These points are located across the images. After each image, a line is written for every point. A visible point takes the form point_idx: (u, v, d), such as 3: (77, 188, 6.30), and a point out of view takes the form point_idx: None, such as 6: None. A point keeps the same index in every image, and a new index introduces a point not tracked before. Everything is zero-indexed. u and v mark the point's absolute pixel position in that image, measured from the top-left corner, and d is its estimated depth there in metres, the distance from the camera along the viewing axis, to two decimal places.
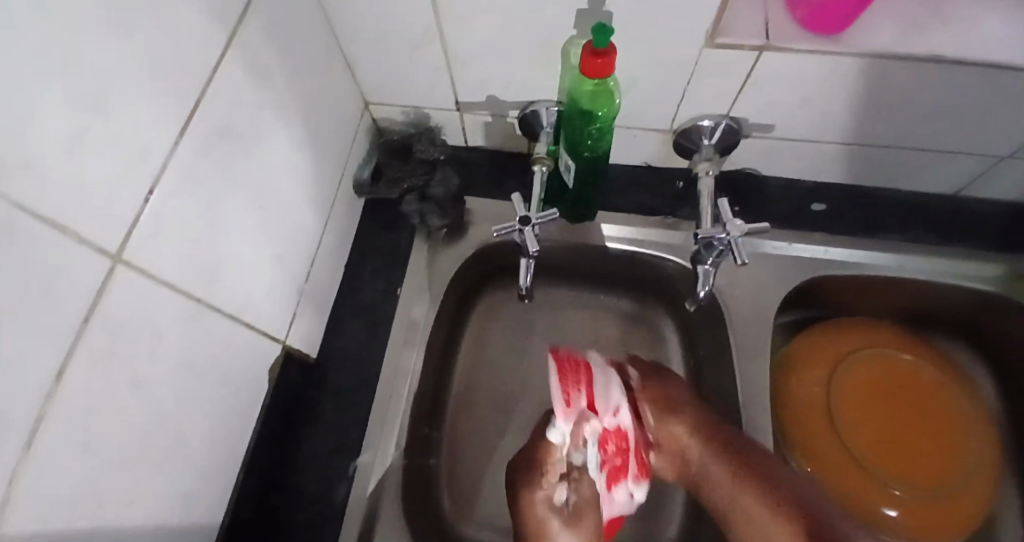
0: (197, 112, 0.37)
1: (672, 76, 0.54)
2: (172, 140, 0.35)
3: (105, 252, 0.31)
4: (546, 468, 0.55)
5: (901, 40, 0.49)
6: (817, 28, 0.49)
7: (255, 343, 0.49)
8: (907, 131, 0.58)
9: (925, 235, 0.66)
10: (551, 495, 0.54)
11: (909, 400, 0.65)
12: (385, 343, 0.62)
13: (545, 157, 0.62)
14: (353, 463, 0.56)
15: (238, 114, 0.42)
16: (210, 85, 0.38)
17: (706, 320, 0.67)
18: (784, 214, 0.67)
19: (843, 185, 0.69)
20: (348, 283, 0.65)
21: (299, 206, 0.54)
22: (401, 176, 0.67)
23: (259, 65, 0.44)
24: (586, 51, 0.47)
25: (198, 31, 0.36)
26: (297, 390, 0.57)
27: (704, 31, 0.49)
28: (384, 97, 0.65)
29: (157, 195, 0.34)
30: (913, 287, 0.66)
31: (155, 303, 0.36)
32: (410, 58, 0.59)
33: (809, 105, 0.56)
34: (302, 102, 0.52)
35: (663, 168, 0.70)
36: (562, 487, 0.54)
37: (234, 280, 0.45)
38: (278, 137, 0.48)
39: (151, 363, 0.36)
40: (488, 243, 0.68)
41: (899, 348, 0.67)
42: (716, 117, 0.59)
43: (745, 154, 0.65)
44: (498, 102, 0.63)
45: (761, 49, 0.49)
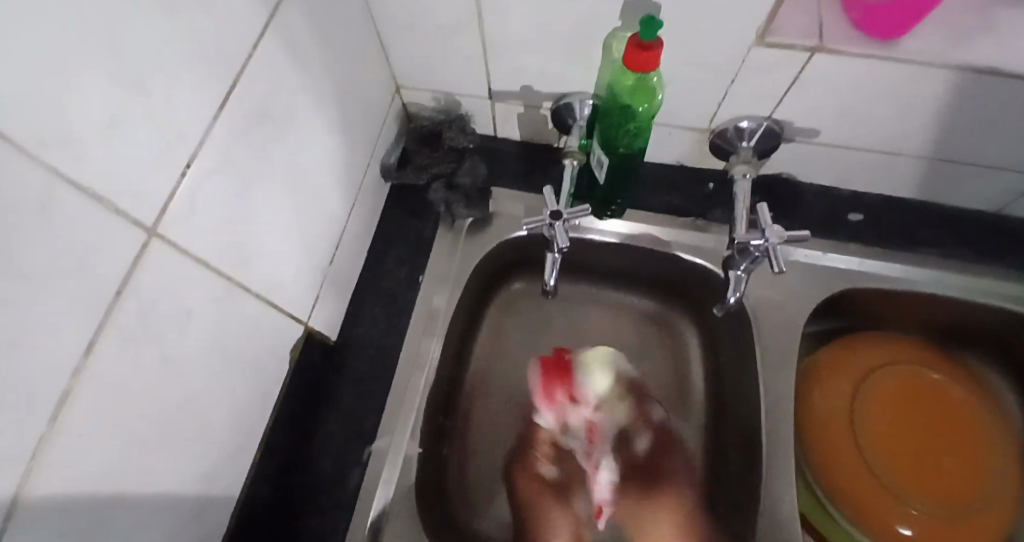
0: (236, 89, 0.37)
1: (715, 74, 0.52)
2: (210, 117, 0.35)
3: (142, 226, 0.31)
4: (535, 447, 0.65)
5: (959, 49, 0.47)
6: (871, 31, 0.47)
7: (278, 325, 0.49)
8: (957, 145, 0.56)
9: (965, 252, 0.64)
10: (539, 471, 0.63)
11: (932, 419, 0.63)
12: (404, 331, 0.61)
13: (575, 152, 0.61)
14: (368, 448, 0.55)
15: (275, 92, 0.41)
16: (249, 62, 0.38)
17: (732, 327, 0.66)
18: (820, 222, 0.66)
19: (882, 196, 0.67)
20: (370, 268, 0.65)
21: (327, 188, 0.53)
22: (429, 163, 0.67)
23: (298, 43, 0.43)
24: (632, 43, 0.45)
25: (238, 6, 0.35)
26: (317, 373, 0.57)
27: (755, 29, 0.47)
28: (416, 82, 0.64)
29: (194, 170, 0.34)
30: (949, 305, 0.64)
31: (187, 279, 0.36)
32: (446, 44, 0.57)
33: (856, 113, 0.54)
34: (336, 83, 0.51)
35: (696, 168, 0.68)
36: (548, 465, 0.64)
37: (262, 260, 0.44)
38: (311, 118, 0.48)
39: (180, 342, 0.36)
40: (515, 236, 0.67)
41: (927, 365, 0.66)
42: (756, 119, 0.57)
43: (783, 159, 0.63)
44: (532, 93, 0.62)
45: (812, 50, 0.47)
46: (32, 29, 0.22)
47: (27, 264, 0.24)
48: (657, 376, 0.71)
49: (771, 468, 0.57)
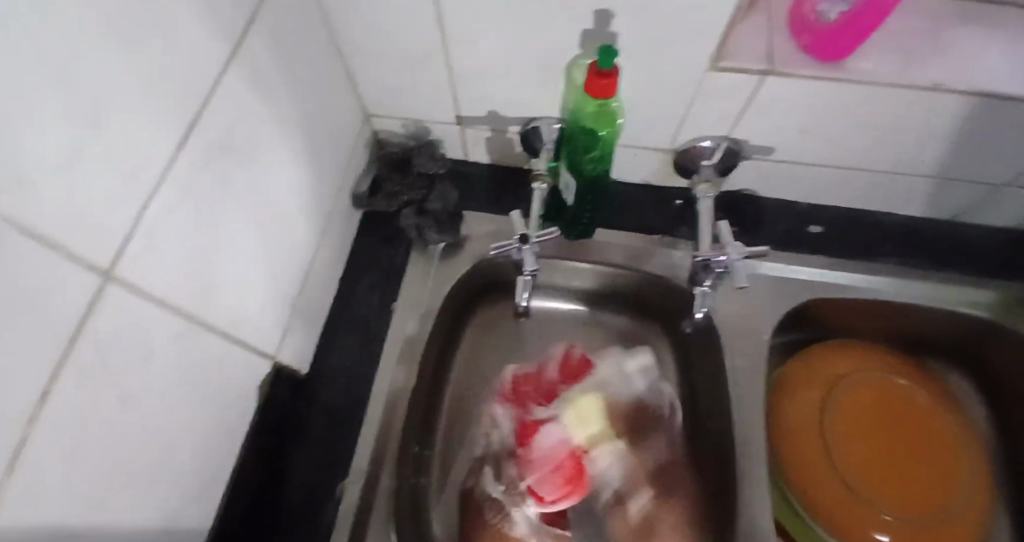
0: (197, 126, 0.37)
1: (674, 99, 0.54)
2: (169, 155, 0.34)
3: (96, 269, 0.30)
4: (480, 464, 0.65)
5: (904, 68, 0.50)
6: (818, 53, 0.49)
7: (245, 360, 0.48)
8: (906, 157, 0.58)
9: (924, 260, 0.66)
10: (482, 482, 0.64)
11: (903, 426, 0.64)
12: (378, 360, 0.61)
13: (543, 175, 0.61)
14: (343, 482, 0.54)
15: (238, 126, 0.41)
16: (211, 97, 0.38)
17: (704, 342, 0.67)
18: (783, 237, 0.67)
19: (843, 209, 0.68)
20: (341, 297, 0.64)
21: (295, 218, 0.53)
22: (399, 190, 0.66)
23: (262, 76, 0.43)
24: (591, 71, 0.47)
25: (199, 44, 0.36)
26: (287, 406, 0.55)
27: (708, 55, 0.48)
28: (384, 110, 0.65)
29: (152, 208, 0.33)
30: (910, 311, 0.66)
31: (146, 317, 0.35)
32: (412, 72, 0.58)
33: (810, 131, 0.56)
34: (303, 113, 0.51)
35: (662, 187, 0.69)
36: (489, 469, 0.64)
37: (227, 295, 0.43)
38: (276, 148, 0.47)
39: (140, 381, 0.35)
40: (487, 256, 0.68)
41: (893, 372, 0.67)
42: (716, 139, 0.59)
43: (744, 177, 0.65)
44: (499, 118, 0.63)
45: (765, 73, 0.49)
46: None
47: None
48: None
49: (748, 479, 0.58)
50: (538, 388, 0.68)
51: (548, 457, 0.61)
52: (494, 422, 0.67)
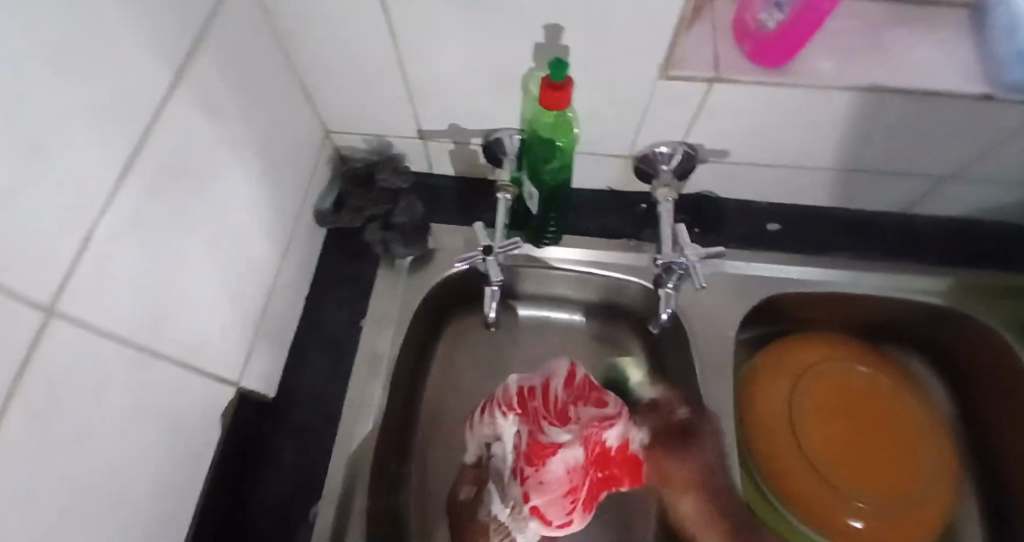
0: (142, 154, 0.36)
1: (629, 107, 0.55)
2: (114, 184, 0.34)
3: (38, 306, 0.29)
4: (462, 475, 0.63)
5: (846, 71, 0.51)
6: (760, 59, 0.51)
7: (206, 387, 0.47)
8: (854, 155, 0.60)
9: (878, 252, 0.69)
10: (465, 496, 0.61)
11: (868, 413, 0.66)
12: (347, 378, 0.60)
13: (507, 185, 0.62)
14: (315, 505, 0.54)
15: (188, 151, 0.41)
16: (157, 124, 0.37)
17: (672, 342, 0.68)
18: (744, 236, 0.69)
19: (798, 207, 0.71)
20: (308, 317, 0.63)
21: (254, 241, 0.52)
22: (364, 205, 0.66)
23: (212, 100, 0.43)
24: (545, 84, 0.47)
25: (141, 71, 0.35)
26: (254, 430, 0.55)
27: (657, 64, 0.50)
28: (345, 127, 0.65)
29: (96, 240, 0.33)
30: (867, 302, 0.68)
31: (96, 350, 0.34)
32: (369, 88, 0.58)
33: (760, 133, 0.58)
34: (258, 133, 0.51)
35: (625, 193, 0.70)
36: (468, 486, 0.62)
37: (183, 323, 0.43)
38: (231, 171, 0.47)
39: (93, 417, 0.34)
40: (451, 272, 0.68)
41: (856, 361, 0.70)
42: (673, 144, 0.60)
43: (703, 179, 0.67)
44: (461, 131, 0.63)
45: (712, 80, 0.51)
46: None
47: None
48: None
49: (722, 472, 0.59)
50: (548, 406, 0.57)
51: (564, 481, 0.54)
52: (495, 432, 0.59)
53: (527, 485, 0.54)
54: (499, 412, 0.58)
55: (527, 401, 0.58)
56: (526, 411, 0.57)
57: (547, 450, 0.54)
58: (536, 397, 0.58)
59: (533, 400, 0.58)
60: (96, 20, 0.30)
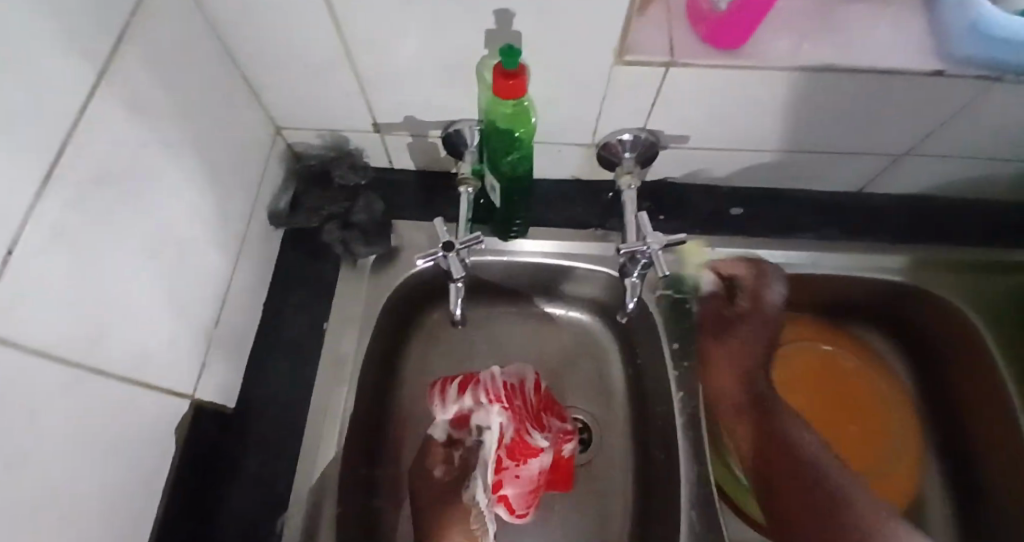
0: (65, 159, 0.33)
1: (587, 94, 0.54)
2: (37, 194, 0.31)
3: None
4: (428, 456, 0.62)
5: (799, 52, 0.51)
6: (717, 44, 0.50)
7: (156, 403, 0.45)
8: (811, 135, 0.61)
9: (838, 231, 0.70)
10: (433, 477, 0.61)
11: (832, 390, 0.72)
12: (311, 384, 0.58)
13: (468, 178, 0.61)
14: (282, 516, 0.52)
15: (115, 154, 0.38)
16: (79, 126, 0.34)
17: (642, 328, 0.68)
18: (709, 221, 0.68)
19: (758, 189, 0.71)
20: (267, 323, 0.61)
21: (201, 247, 0.50)
22: (320, 204, 0.64)
23: (141, 98, 0.40)
24: (496, 73, 0.46)
25: (56, 68, 0.32)
26: (214, 444, 0.53)
27: (612, 50, 0.49)
28: (295, 123, 0.62)
29: (18, 254, 0.30)
30: (829, 281, 0.69)
31: (27, 373, 0.31)
32: (317, 81, 0.56)
33: (718, 117, 0.57)
34: (197, 133, 0.48)
35: (589, 182, 0.70)
36: (440, 466, 0.62)
37: (124, 337, 0.40)
38: (168, 174, 0.44)
39: (29, 445, 0.32)
40: (415, 271, 0.66)
41: (822, 340, 0.74)
42: (635, 130, 0.60)
43: (665, 165, 0.66)
44: (417, 123, 0.61)
45: (667, 65, 0.50)
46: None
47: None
48: (584, 385, 0.72)
49: (695, 456, 0.59)
50: (528, 407, 0.62)
51: (536, 479, 0.60)
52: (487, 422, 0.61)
53: (505, 476, 0.59)
54: (479, 402, 0.61)
55: (513, 403, 0.61)
56: (512, 409, 0.61)
57: (528, 450, 0.59)
58: (520, 397, 0.62)
59: (520, 401, 0.62)
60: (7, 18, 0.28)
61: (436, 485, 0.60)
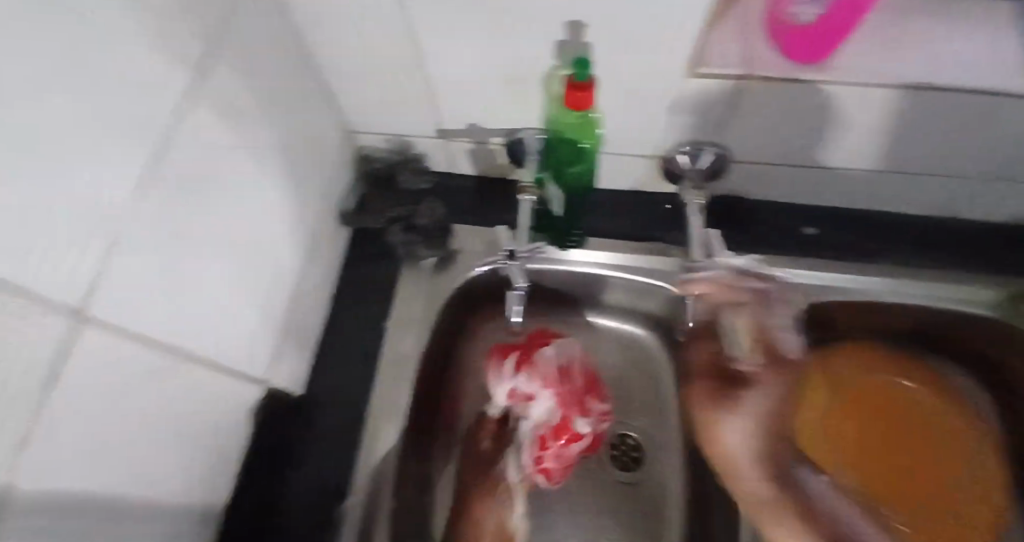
0: (167, 161, 0.36)
1: (656, 106, 0.54)
2: (144, 191, 0.34)
3: (71, 309, 0.29)
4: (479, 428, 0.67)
5: (885, 65, 0.48)
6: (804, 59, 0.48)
7: (232, 389, 0.48)
8: (896, 154, 0.57)
9: (920, 257, 0.65)
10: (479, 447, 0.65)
11: (906, 429, 0.65)
12: (371, 380, 0.60)
13: (530, 187, 0.59)
14: (340, 506, 0.54)
15: (207, 155, 0.41)
16: (180, 131, 0.37)
17: None
18: (778, 240, 0.65)
19: (832, 209, 0.67)
20: (333, 319, 0.64)
21: (279, 244, 0.53)
22: (386, 207, 0.66)
23: (233, 104, 0.43)
24: (566, 84, 0.46)
25: (163, 76, 0.35)
26: (282, 432, 0.56)
27: (685, 62, 0.48)
28: (367, 128, 0.65)
29: (119, 243, 0.33)
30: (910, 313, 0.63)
31: (116, 357, 0.34)
32: (389, 89, 0.58)
33: (793, 132, 0.55)
34: (280, 136, 0.51)
35: (649, 194, 0.69)
36: (488, 439, 0.66)
37: (210, 326, 0.43)
38: (252, 174, 0.47)
39: (124, 421, 0.35)
40: (474, 275, 0.66)
41: (898, 374, 0.67)
42: (701, 143, 0.58)
43: (732, 179, 0.64)
44: (479, 132, 0.62)
45: (742, 77, 0.48)
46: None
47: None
48: (634, 402, 0.71)
49: None
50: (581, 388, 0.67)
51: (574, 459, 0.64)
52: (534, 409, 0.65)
53: (546, 452, 0.63)
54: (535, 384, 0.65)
55: (569, 385, 0.66)
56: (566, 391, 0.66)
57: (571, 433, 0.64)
58: (575, 379, 0.67)
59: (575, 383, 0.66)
60: (119, 28, 0.31)
61: (480, 458, 0.65)
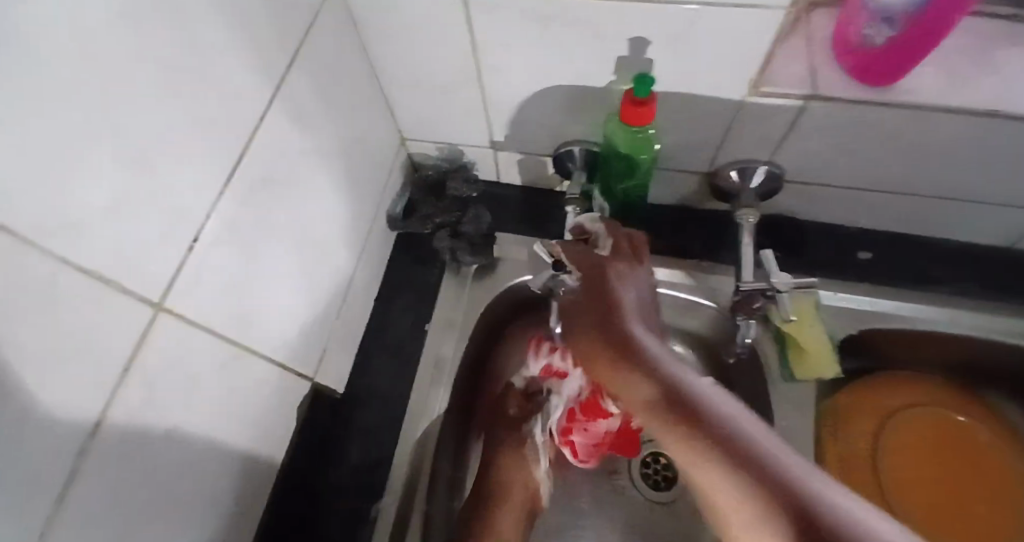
0: (240, 164, 0.38)
1: (712, 123, 0.53)
2: (217, 192, 0.36)
3: (148, 302, 0.32)
4: (506, 398, 0.66)
5: (956, 89, 0.47)
6: (875, 82, 0.47)
7: (283, 384, 0.49)
8: (963, 182, 0.54)
9: (985, 289, 0.61)
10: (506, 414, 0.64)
11: (962, 464, 0.61)
12: (410, 382, 0.61)
13: (576, 199, 0.61)
14: (375, 504, 0.55)
15: (277, 159, 0.43)
16: (253, 137, 0.39)
17: (744, 370, 0.64)
18: (831, 263, 0.64)
19: (890, 234, 0.65)
20: (377, 319, 0.65)
21: (334, 246, 0.54)
22: (434, 212, 0.68)
23: (302, 111, 0.45)
24: (626, 99, 0.46)
25: (240, 84, 0.37)
26: (324, 430, 0.57)
27: (748, 80, 0.47)
28: (419, 135, 0.66)
29: (200, 242, 0.36)
30: (965, 344, 0.62)
31: (191, 347, 0.36)
32: (445, 99, 0.59)
33: (854, 154, 0.53)
34: (341, 142, 0.53)
35: (698, 210, 0.67)
36: (513, 407, 0.65)
37: (267, 323, 0.45)
38: (315, 177, 0.49)
39: (184, 411, 0.36)
40: (515, 283, 0.68)
41: (955, 407, 0.64)
42: (756, 162, 0.57)
43: (787, 200, 0.63)
44: (530, 143, 0.63)
45: (808, 98, 0.48)
46: (37, 129, 0.23)
47: (18, 352, 0.24)
48: None
49: None
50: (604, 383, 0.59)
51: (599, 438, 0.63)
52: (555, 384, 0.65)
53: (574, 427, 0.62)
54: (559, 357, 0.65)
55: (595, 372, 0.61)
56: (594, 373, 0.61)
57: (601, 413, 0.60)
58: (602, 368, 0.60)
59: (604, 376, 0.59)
60: (197, 39, 0.32)
61: (508, 421, 0.64)
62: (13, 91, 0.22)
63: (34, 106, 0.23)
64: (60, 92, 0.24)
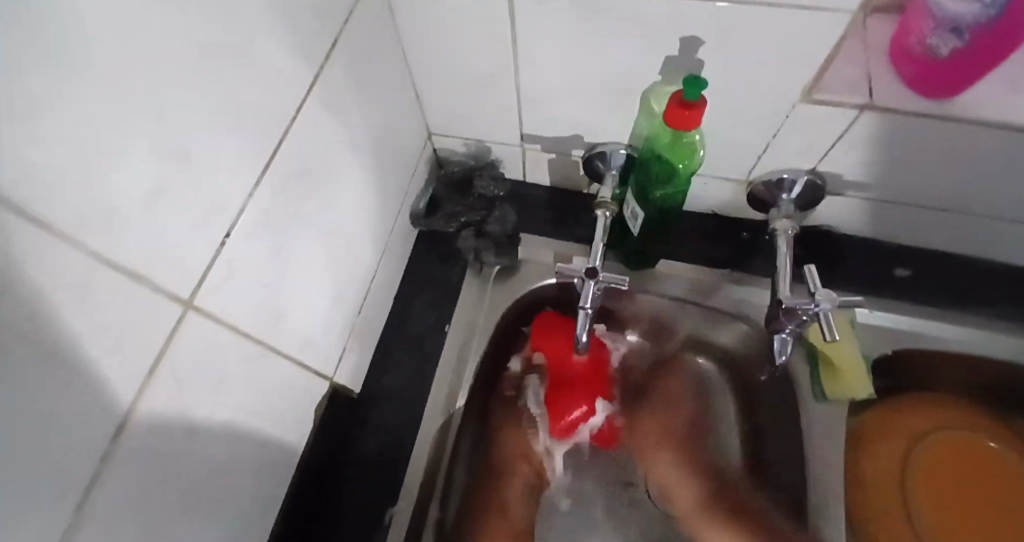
0: (275, 154, 0.37)
1: (757, 129, 0.51)
2: (251, 183, 0.34)
3: (177, 299, 0.30)
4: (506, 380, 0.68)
5: (1018, 104, 0.44)
6: (938, 93, 0.45)
7: (304, 382, 0.48)
8: (1016, 203, 0.52)
9: None
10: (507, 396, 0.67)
11: (991, 490, 0.59)
12: (431, 383, 0.59)
13: (608, 203, 0.59)
14: (391, 509, 0.53)
15: (312, 150, 0.41)
16: (290, 126, 0.38)
17: (774, 387, 0.63)
18: (866, 280, 0.62)
19: (930, 251, 0.62)
20: (397, 317, 0.63)
21: (360, 242, 0.53)
22: (460, 211, 0.66)
23: (338, 101, 0.43)
24: (673, 102, 0.44)
25: (280, 71, 0.35)
26: (342, 430, 0.55)
27: (801, 86, 0.46)
28: (448, 130, 0.64)
29: (233, 237, 0.34)
30: (1003, 368, 0.60)
31: (219, 345, 0.34)
32: (479, 94, 0.57)
33: (904, 168, 0.51)
34: (373, 134, 0.51)
35: (731, 218, 0.65)
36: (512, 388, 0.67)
37: (293, 321, 0.43)
38: (347, 171, 0.47)
39: (208, 412, 0.35)
40: (541, 286, 0.66)
41: (985, 432, 0.62)
42: (798, 172, 0.55)
43: (826, 211, 0.61)
44: (563, 143, 0.61)
45: (861, 108, 0.46)
46: (75, 112, 0.21)
47: (47, 348, 0.22)
48: None
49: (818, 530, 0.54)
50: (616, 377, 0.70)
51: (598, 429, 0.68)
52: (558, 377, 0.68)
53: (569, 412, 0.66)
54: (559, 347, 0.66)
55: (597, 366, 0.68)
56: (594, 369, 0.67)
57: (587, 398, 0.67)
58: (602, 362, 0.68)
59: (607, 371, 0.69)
60: (240, 21, 0.30)
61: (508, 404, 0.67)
62: (51, 74, 0.20)
63: (73, 86, 0.21)
64: (103, 72, 0.22)
